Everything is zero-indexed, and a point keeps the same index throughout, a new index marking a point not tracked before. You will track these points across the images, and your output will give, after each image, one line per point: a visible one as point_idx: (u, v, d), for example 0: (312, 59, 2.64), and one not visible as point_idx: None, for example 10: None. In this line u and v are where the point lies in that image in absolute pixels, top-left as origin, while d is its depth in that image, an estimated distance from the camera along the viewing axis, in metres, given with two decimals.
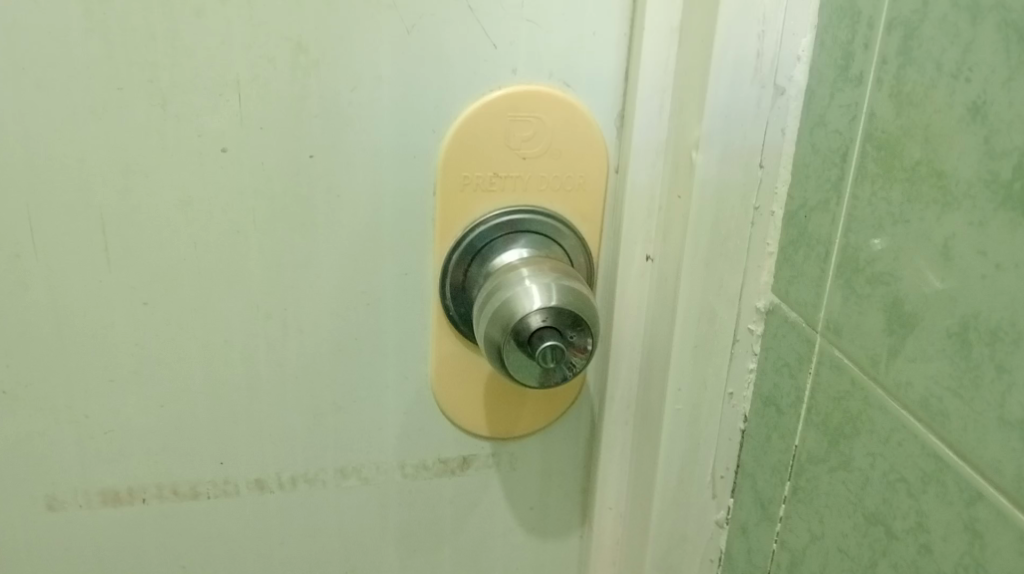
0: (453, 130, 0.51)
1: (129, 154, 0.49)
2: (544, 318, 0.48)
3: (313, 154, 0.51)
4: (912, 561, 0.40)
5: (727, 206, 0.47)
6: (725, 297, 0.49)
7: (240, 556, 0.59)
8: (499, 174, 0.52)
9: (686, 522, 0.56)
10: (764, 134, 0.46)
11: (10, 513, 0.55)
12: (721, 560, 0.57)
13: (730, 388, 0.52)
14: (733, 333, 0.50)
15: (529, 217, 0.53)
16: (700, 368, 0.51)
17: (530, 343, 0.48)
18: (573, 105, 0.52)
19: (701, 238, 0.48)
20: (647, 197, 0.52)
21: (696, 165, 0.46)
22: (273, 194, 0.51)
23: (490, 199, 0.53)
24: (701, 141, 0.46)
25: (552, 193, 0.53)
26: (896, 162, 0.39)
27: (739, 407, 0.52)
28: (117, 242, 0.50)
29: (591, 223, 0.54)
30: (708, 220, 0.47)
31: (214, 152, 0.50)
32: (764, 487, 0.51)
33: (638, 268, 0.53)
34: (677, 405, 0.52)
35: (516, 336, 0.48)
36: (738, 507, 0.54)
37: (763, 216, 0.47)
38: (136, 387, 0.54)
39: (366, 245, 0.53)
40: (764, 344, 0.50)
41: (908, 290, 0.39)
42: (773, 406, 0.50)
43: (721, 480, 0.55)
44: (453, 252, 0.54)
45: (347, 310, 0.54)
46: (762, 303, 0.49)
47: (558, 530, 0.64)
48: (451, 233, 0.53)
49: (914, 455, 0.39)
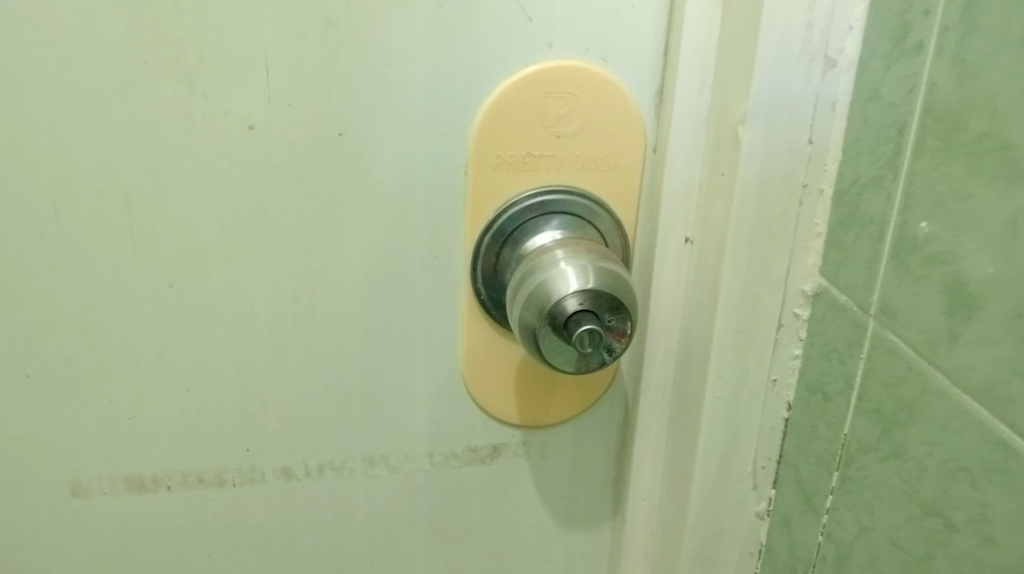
0: (486, 108, 0.49)
1: (157, 132, 0.47)
2: (581, 301, 0.47)
3: (343, 132, 0.49)
4: (972, 554, 0.38)
5: (774, 186, 0.45)
6: (770, 280, 0.47)
7: (266, 544, 0.58)
8: (533, 153, 0.51)
9: (725, 513, 0.54)
10: (813, 111, 0.44)
11: (34, 500, 0.54)
12: (761, 552, 0.55)
13: (773, 375, 0.50)
14: (777, 318, 0.48)
15: (563, 198, 0.51)
16: (743, 354, 0.49)
17: (566, 327, 0.47)
18: (610, 82, 0.50)
19: (745, 219, 0.45)
20: (686, 175, 0.50)
21: (742, 143, 0.44)
22: (303, 174, 0.49)
23: (523, 180, 0.51)
24: (746, 117, 0.43)
25: (587, 174, 0.52)
26: (958, 135, 0.37)
27: (783, 394, 0.51)
28: (143, 222, 0.49)
29: (627, 205, 0.53)
30: (754, 200, 0.45)
31: (241, 130, 0.48)
32: (810, 478, 0.50)
33: (677, 252, 0.51)
34: (718, 393, 0.50)
35: (551, 320, 0.47)
36: (781, 498, 0.52)
37: (811, 195, 0.45)
38: (162, 372, 0.52)
39: (397, 227, 0.51)
40: (810, 329, 0.48)
41: (972, 269, 0.37)
42: (820, 393, 0.48)
43: (762, 471, 0.53)
44: (485, 235, 0.52)
45: (377, 293, 0.53)
46: (808, 287, 0.47)
47: (590, 522, 0.62)
48: (482, 215, 0.52)
49: (975, 443, 0.37)
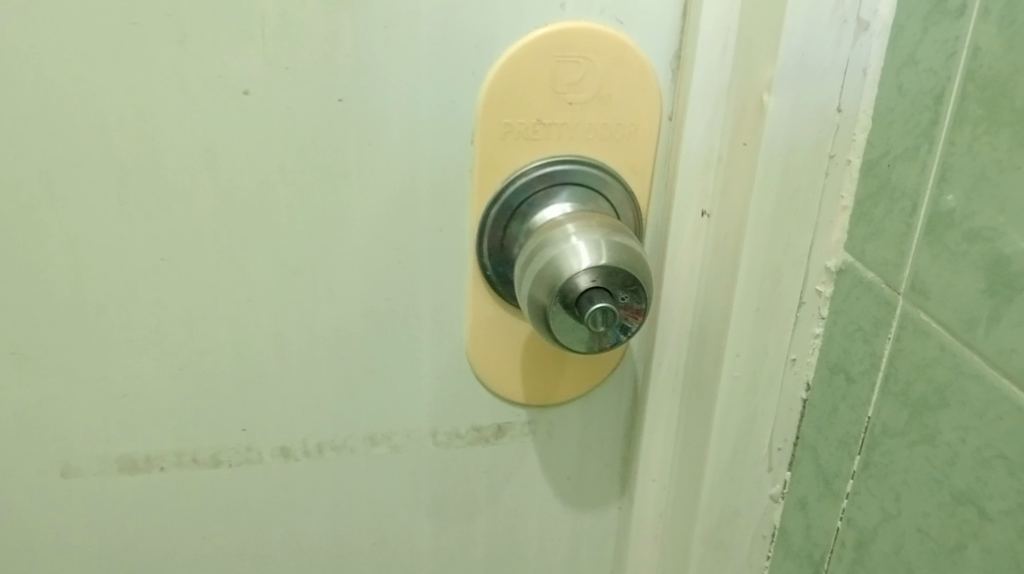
0: (494, 73, 0.47)
1: (147, 96, 0.45)
2: (594, 278, 0.44)
3: (343, 98, 0.47)
4: (1010, 545, 0.37)
5: (800, 157, 0.43)
6: (792, 256, 0.45)
7: (264, 526, 0.56)
8: (543, 121, 0.48)
9: (739, 497, 0.52)
10: (843, 77, 0.41)
11: (23, 481, 0.52)
12: (774, 536, 0.53)
13: (792, 354, 0.48)
14: (799, 295, 0.46)
15: (574, 168, 0.49)
16: (762, 333, 0.47)
17: (578, 305, 0.45)
18: (626, 46, 0.47)
19: (768, 192, 0.43)
20: (705, 145, 0.47)
21: (767, 111, 0.42)
22: (301, 141, 0.47)
23: (533, 149, 0.49)
24: (773, 83, 0.41)
25: (600, 143, 0.49)
26: (1004, 103, 0.35)
27: (801, 374, 0.49)
28: (133, 191, 0.47)
29: (641, 176, 0.50)
30: (778, 171, 0.43)
31: (237, 95, 0.46)
32: (828, 461, 0.48)
33: (693, 226, 0.49)
34: (734, 373, 0.48)
35: (563, 298, 0.45)
36: (797, 481, 0.51)
37: (838, 166, 0.43)
38: (155, 348, 0.50)
39: (400, 198, 0.49)
40: (833, 307, 0.46)
41: (1016, 246, 0.35)
42: (841, 373, 0.46)
43: (778, 453, 0.51)
44: (491, 208, 0.50)
45: (379, 267, 0.50)
46: (832, 263, 0.45)
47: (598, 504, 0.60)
48: (489, 186, 0.49)
49: (1016, 429, 0.36)
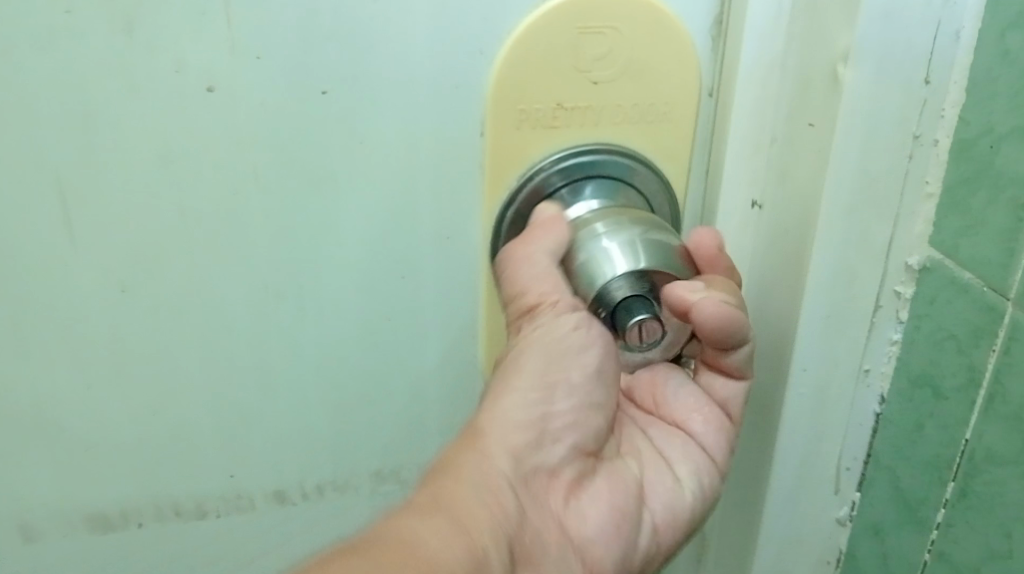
0: (506, 51, 0.39)
1: (93, 106, 0.37)
2: (630, 286, 0.39)
3: (326, 91, 0.38)
4: None
5: (881, 138, 0.36)
6: (869, 252, 0.39)
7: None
8: (563, 105, 0.40)
9: (802, 522, 0.46)
10: (932, 40, 0.35)
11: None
12: (840, 562, 0.47)
13: (865, 364, 0.42)
14: (874, 297, 0.40)
15: (600, 159, 0.41)
16: (833, 343, 0.41)
17: (617, 316, 0.39)
18: (660, 10, 0.39)
19: (844, 181, 0.37)
20: (757, 123, 0.40)
21: (844, 84, 0.35)
22: (281, 146, 0.39)
23: (552, 138, 0.41)
24: (852, 51, 0.35)
25: (632, 127, 0.41)
26: None
27: (874, 386, 0.42)
28: (80, 214, 0.39)
29: (679, 162, 0.42)
30: (856, 155, 0.36)
31: (197, 92, 0.38)
32: (911, 486, 0.41)
33: (742, 217, 0.42)
34: (801, 388, 0.42)
35: (599, 308, 0.40)
36: (869, 504, 0.44)
37: (924, 148, 0.37)
38: (118, 390, 0.43)
39: (400, 206, 0.41)
40: (913, 310, 0.40)
41: None
42: (928, 388, 0.40)
43: (845, 474, 0.45)
44: (507, 209, 0.42)
45: (382, 286, 0.43)
46: (914, 260, 0.39)
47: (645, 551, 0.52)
48: (503, 186, 0.41)
49: None
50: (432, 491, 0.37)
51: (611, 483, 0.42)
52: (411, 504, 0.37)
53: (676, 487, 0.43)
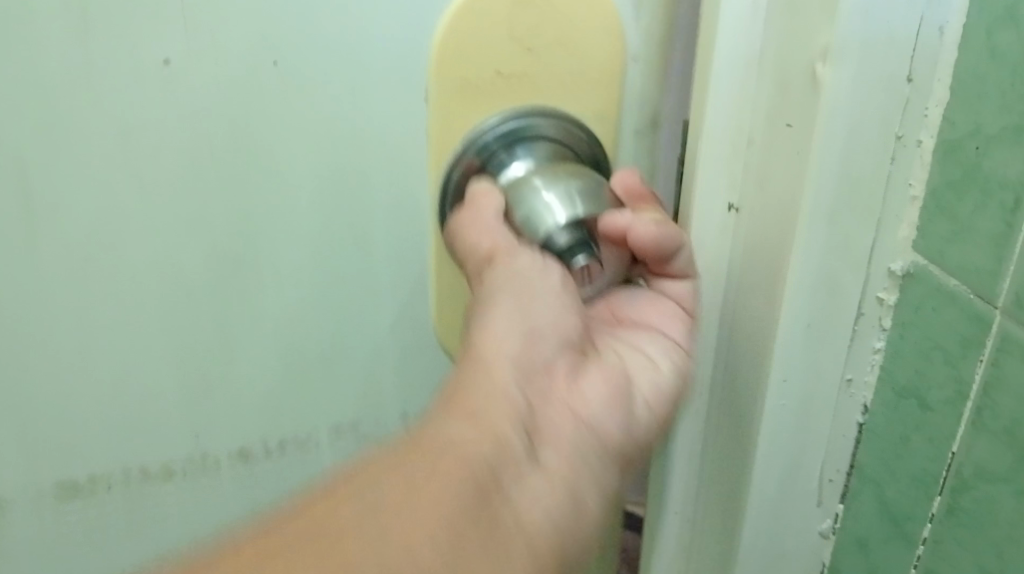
0: (448, 20, 0.37)
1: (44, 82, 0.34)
2: (573, 230, 0.37)
3: (276, 62, 0.36)
4: None
5: (864, 139, 0.35)
6: (852, 259, 0.37)
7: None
8: (502, 72, 0.38)
9: (785, 536, 0.44)
10: (915, 37, 0.34)
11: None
12: None
13: (848, 374, 0.40)
14: (857, 305, 0.38)
15: (542, 124, 0.39)
16: (814, 354, 0.39)
17: (560, 260, 0.37)
18: None
19: (826, 185, 0.35)
20: (732, 121, 0.37)
21: (827, 84, 0.34)
22: (237, 125, 0.37)
23: (494, 106, 0.39)
24: (834, 48, 0.33)
25: (576, 96, 0.39)
26: None
27: (858, 396, 0.41)
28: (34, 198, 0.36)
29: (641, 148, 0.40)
30: (838, 159, 0.35)
31: (153, 67, 0.35)
32: (896, 500, 0.40)
33: (718, 223, 0.40)
34: (782, 402, 0.40)
35: (543, 252, 0.37)
36: (854, 517, 0.43)
37: (907, 149, 0.35)
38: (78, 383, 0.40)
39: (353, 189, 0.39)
40: (897, 318, 0.38)
41: None
42: (914, 399, 0.38)
43: (828, 486, 0.43)
44: (453, 170, 0.39)
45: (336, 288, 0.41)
46: (897, 266, 0.37)
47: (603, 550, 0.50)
48: (445, 152, 0.39)
49: None
50: (419, 463, 0.34)
51: (603, 375, 0.38)
52: (405, 466, 0.34)
53: (654, 365, 0.40)
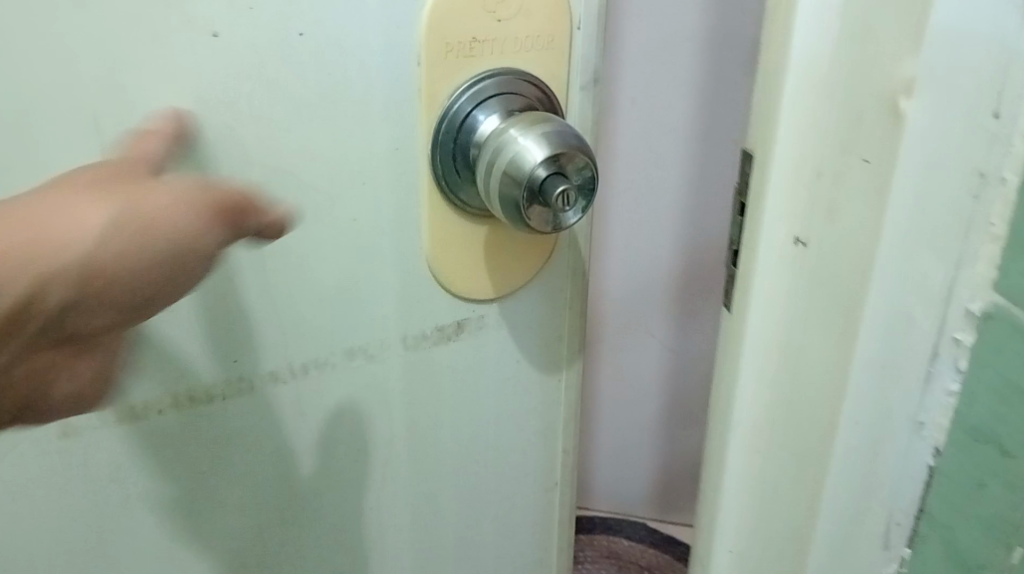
0: None
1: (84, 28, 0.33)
2: (551, 163, 0.37)
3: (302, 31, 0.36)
4: None
5: (942, 175, 0.34)
6: (928, 294, 0.36)
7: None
8: (479, 36, 0.39)
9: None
10: (1005, 70, 0.33)
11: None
12: None
13: (921, 415, 0.39)
14: (933, 343, 0.37)
15: (509, 80, 0.40)
16: (885, 390, 0.38)
17: (541, 193, 0.37)
18: None
19: (904, 217, 0.34)
20: (802, 146, 0.36)
21: (907, 117, 0.33)
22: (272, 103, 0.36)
23: (472, 67, 0.39)
24: (915, 79, 0.33)
25: (536, 53, 0.40)
26: None
27: (932, 437, 0.39)
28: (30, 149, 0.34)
29: None
30: (916, 192, 0.34)
31: (202, 36, 0.34)
32: (971, 545, 0.39)
33: (785, 253, 0.38)
34: (850, 439, 0.39)
35: (525, 189, 0.37)
36: (923, 561, 0.41)
37: (992, 186, 0.34)
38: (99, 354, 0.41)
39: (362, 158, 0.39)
40: (976, 360, 0.37)
41: None
42: (992, 444, 0.37)
43: (896, 528, 0.41)
44: (444, 118, 0.39)
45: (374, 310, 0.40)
46: (976, 306, 0.36)
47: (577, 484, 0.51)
48: (434, 107, 0.39)
49: None
50: None
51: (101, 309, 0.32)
52: None
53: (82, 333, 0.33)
